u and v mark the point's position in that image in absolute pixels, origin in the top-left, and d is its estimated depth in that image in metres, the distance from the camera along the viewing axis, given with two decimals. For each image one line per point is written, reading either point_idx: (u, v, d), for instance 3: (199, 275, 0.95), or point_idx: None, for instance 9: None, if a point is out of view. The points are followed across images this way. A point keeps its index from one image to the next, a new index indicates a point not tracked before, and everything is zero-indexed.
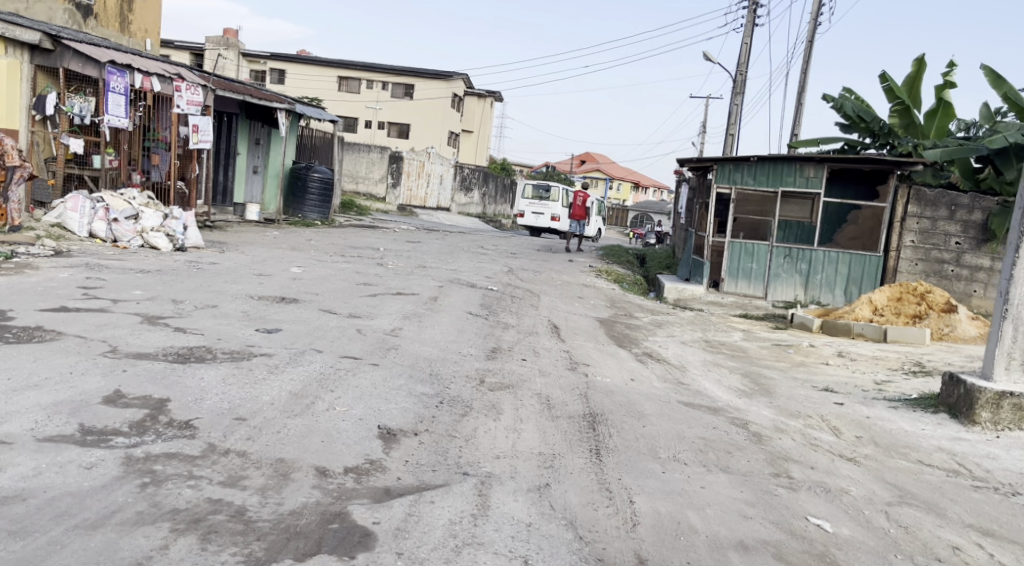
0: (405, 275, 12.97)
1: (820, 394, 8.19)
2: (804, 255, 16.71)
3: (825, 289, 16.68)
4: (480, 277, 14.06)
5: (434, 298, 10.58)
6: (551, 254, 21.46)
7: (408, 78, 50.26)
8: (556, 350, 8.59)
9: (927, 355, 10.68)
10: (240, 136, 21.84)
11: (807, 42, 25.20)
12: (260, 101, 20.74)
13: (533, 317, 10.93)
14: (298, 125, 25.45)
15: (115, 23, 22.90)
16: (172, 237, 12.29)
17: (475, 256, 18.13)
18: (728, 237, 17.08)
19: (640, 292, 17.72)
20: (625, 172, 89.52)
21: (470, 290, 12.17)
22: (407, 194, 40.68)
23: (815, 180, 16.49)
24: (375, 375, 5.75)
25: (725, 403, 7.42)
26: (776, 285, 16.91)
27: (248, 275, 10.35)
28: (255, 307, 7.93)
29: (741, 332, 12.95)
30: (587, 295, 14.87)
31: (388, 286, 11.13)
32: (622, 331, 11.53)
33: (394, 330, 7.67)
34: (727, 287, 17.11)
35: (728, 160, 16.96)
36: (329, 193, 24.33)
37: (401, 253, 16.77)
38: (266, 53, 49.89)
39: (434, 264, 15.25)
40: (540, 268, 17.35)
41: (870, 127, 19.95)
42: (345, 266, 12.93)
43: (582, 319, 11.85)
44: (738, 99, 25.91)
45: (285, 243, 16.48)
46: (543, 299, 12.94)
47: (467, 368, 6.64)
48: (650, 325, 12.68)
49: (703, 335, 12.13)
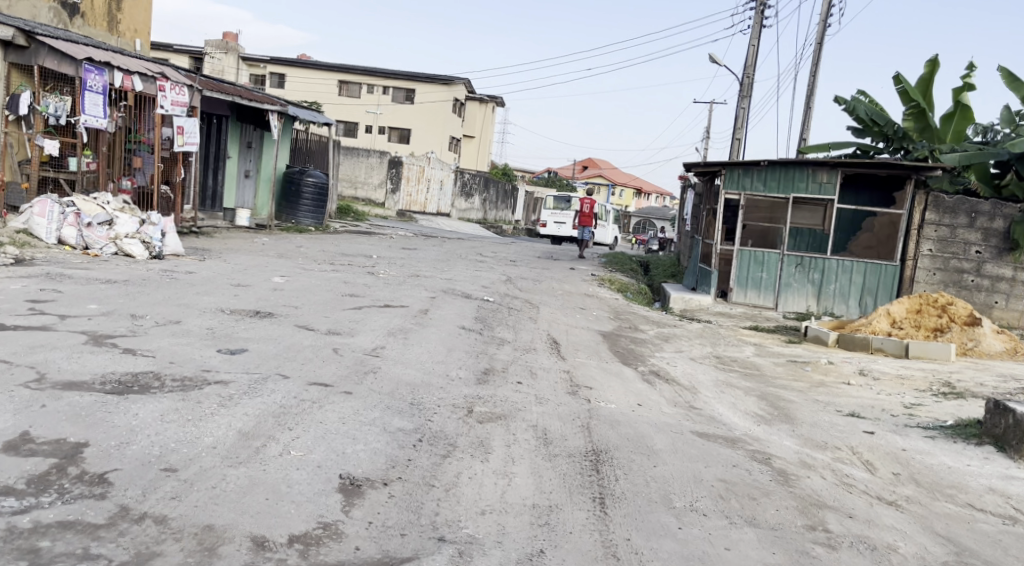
0: (395, 285, 12.22)
1: (846, 421, 7.43)
2: (817, 264, 15.97)
3: (839, 299, 15.95)
4: (476, 287, 13.30)
5: (424, 311, 9.82)
6: (552, 262, 20.74)
7: (410, 82, 49.61)
8: (555, 370, 7.84)
9: (955, 374, 9.94)
10: (230, 139, 21.13)
11: (815, 44, 24.50)
12: (251, 102, 20.05)
13: (531, 332, 10.17)
14: (292, 128, 24.75)
15: (103, 22, 22.19)
16: (148, 244, 11.53)
17: (472, 264, 17.39)
18: (737, 245, 16.38)
19: (644, 302, 17.00)
20: (627, 177, 88.89)
21: (465, 301, 11.42)
22: (406, 200, 40.04)
23: (829, 185, 15.78)
24: (345, 406, 4.99)
25: (742, 433, 6.65)
26: (787, 295, 16.18)
27: (224, 286, 9.60)
28: (223, 323, 7.18)
29: (752, 346, 12.19)
30: (589, 305, 14.14)
31: (377, 297, 10.38)
32: (626, 346, 10.77)
33: (375, 349, 6.92)
34: (736, 297, 16.39)
35: (737, 165, 16.27)
36: (324, 199, 23.64)
37: (395, 260, 16.06)
38: (265, 57, 49.26)
39: (428, 273, 14.51)
40: (540, 276, 16.62)
41: (884, 131, 19.25)
42: (332, 275, 12.20)
43: (584, 333, 11.08)
44: (745, 103, 25.20)
45: (272, 249, 15.73)
46: (543, 311, 12.18)
47: (454, 395, 5.89)
48: (656, 338, 11.92)
49: (713, 350, 11.37)
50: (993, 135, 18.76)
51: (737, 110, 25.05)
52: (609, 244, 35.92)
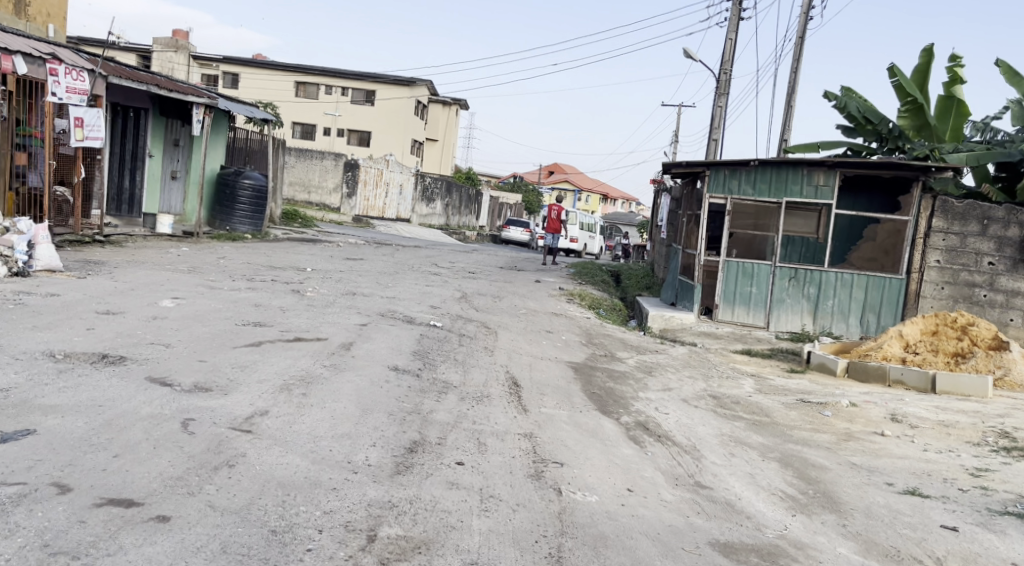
0: (321, 307, 10.07)
1: (909, 505, 5.46)
2: (813, 277, 14.08)
3: (836, 318, 14.07)
4: (422, 308, 11.19)
5: (347, 345, 7.70)
6: (515, 274, 18.70)
7: (368, 84, 47.33)
8: (511, 434, 5.77)
9: (1009, 421, 8.04)
10: (152, 135, 19.06)
11: (796, 38, 22.80)
12: (171, 93, 17.93)
13: (482, 371, 8.07)
14: (226, 125, 22.55)
15: (8, 5, 19.67)
16: (8, 258, 9.25)
17: (423, 278, 15.27)
18: (723, 255, 14.39)
19: (618, 320, 15.03)
20: (593, 183, 87.54)
21: (405, 328, 9.31)
22: (363, 205, 37.58)
23: (826, 190, 13.92)
24: (135, 559, 3.08)
25: (777, 538, 4.65)
26: (780, 313, 14.24)
27: (83, 314, 7.39)
28: (33, 378, 5.00)
29: (749, 379, 10.22)
30: (555, 328, 12.10)
31: (289, 326, 8.24)
32: (602, 384, 8.73)
33: (249, 418, 4.81)
34: (722, 315, 14.40)
35: (723, 166, 14.26)
36: (262, 202, 21.59)
37: (331, 275, 13.91)
38: (218, 57, 46.67)
39: (368, 290, 12.37)
40: (500, 292, 14.58)
41: (877, 129, 17.38)
42: (244, 296, 10.01)
43: (552, 368, 9.02)
44: (722, 101, 23.40)
45: (186, 262, 13.47)
46: (501, 339, 10.10)
47: (350, 505, 3.84)
48: (637, 371, 9.89)
49: (706, 387, 9.36)
50: (993, 134, 17.14)
51: (713, 109, 23.27)
52: (595, 255, 35.85)
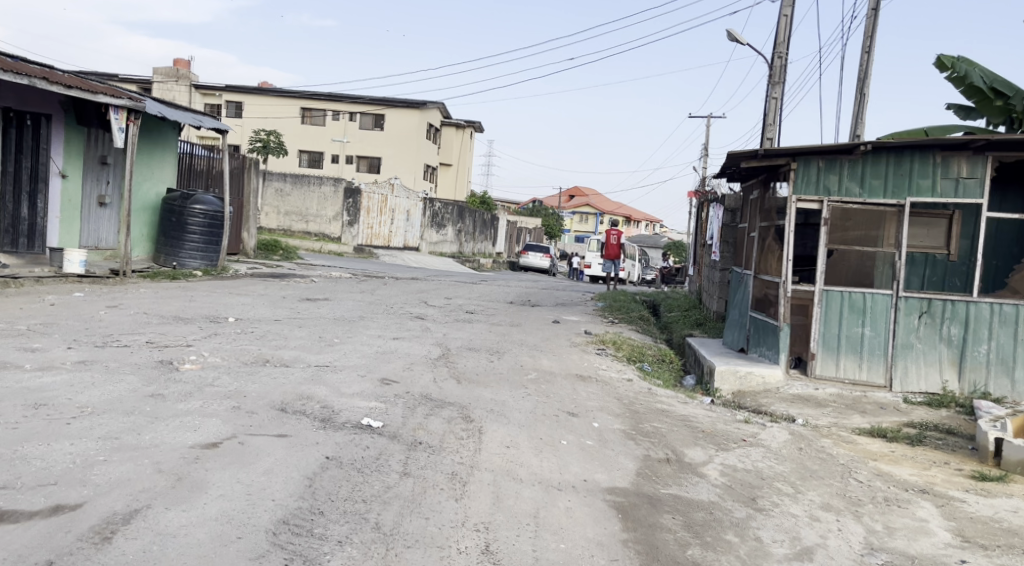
0: (172, 400, 5.74)
1: None
2: (956, 311, 9.60)
3: (994, 371, 9.52)
4: (364, 387, 6.85)
5: (110, 527, 3.44)
6: (530, 314, 14.31)
7: (375, 106, 43.48)
8: None
9: None
10: (64, 149, 15.17)
11: (870, 10, 18.34)
12: (76, 93, 13.98)
13: (425, 563, 3.75)
14: (174, 139, 18.74)
15: None
16: None
17: (394, 326, 10.91)
18: (823, 284, 9.93)
19: (670, 379, 10.59)
20: (617, 205, 83.33)
21: (301, 446, 4.99)
22: (366, 233, 33.16)
23: (972, 184, 9.51)
24: None
25: None
26: (908, 364, 9.73)
27: None
28: None
29: (928, 506, 5.81)
30: (582, 405, 7.72)
31: (24, 469, 3.94)
32: (682, 559, 4.37)
33: None
34: (823, 368, 9.93)
35: (818, 154, 9.80)
36: (216, 232, 17.70)
37: (259, 329, 9.59)
38: (217, 83, 43.02)
39: (294, 355, 8.04)
40: (502, 345, 10.22)
41: (1010, 106, 12.34)
42: (37, 388, 5.69)
43: (578, 522, 4.64)
44: (776, 91, 19.04)
45: (43, 319, 9.16)
46: (488, 447, 5.74)
47: None
48: (731, 504, 5.49)
49: (872, 544, 4.97)
50: None
51: (766, 100, 18.89)
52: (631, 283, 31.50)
